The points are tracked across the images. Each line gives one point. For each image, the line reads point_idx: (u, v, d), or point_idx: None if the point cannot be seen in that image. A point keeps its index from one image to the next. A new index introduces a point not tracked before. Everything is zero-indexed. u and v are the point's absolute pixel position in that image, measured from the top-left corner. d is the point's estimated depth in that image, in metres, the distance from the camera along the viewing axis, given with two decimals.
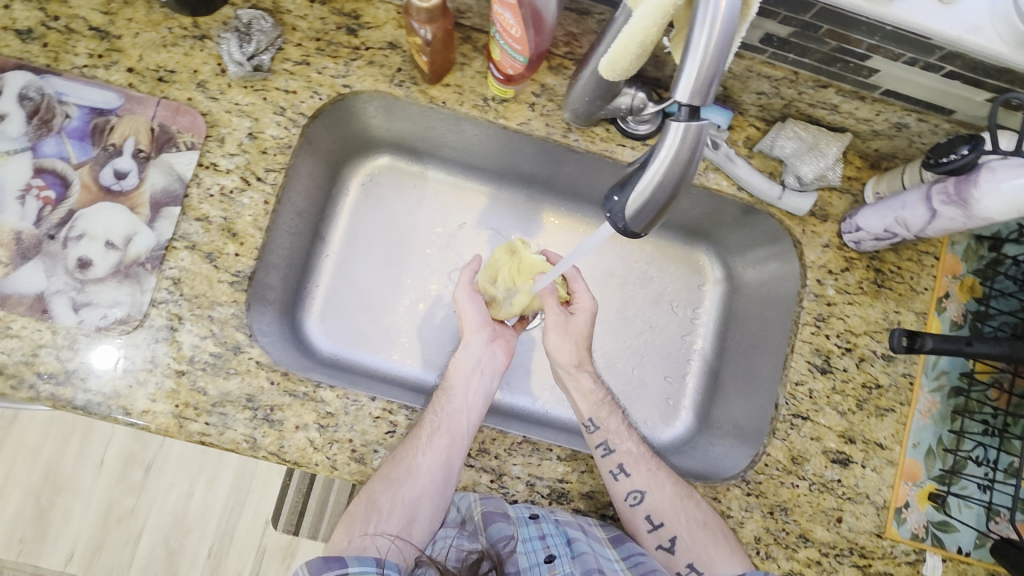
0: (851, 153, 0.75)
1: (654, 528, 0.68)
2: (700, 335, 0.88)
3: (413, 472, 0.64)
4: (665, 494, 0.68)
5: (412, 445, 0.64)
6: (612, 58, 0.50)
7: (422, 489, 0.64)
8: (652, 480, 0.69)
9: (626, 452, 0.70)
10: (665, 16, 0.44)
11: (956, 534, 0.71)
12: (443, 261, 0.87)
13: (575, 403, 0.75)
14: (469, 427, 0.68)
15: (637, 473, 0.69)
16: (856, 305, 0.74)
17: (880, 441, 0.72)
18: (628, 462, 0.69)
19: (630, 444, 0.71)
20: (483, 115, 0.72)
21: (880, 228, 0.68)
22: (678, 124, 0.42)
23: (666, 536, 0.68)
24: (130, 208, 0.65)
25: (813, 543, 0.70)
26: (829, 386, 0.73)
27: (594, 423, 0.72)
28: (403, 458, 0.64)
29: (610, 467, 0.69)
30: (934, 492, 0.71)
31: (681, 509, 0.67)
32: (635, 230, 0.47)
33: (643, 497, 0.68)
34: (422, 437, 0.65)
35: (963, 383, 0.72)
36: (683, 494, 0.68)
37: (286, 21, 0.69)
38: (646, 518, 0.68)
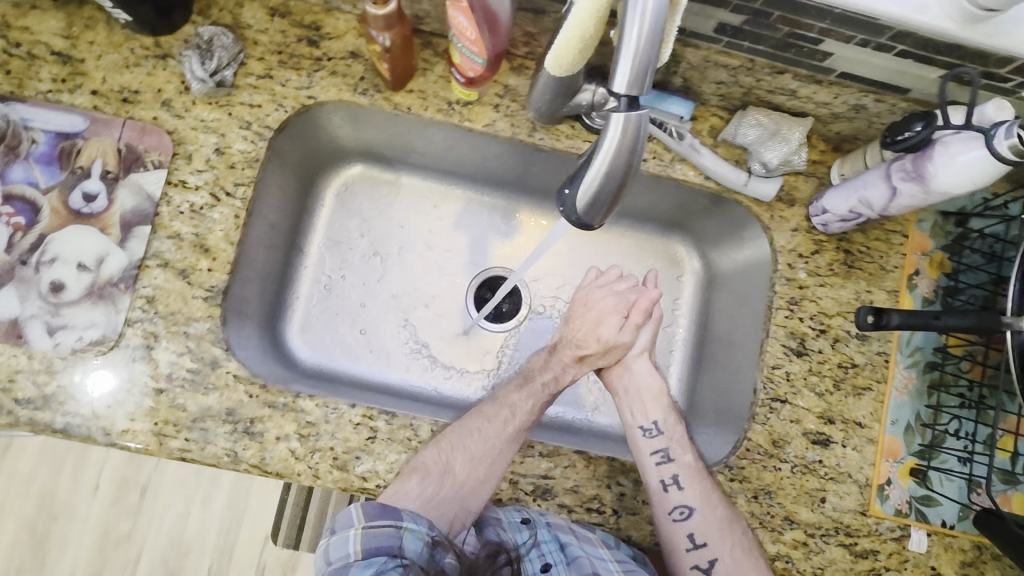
0: (814, 136, 0.76)
1: (695, 547, 0.68)
2: (681, 325, 0.88)
3: (494, 450, 0.66)
4: (716, 514, 0.68)
5: (497, 427, 0.68)
6: (556, 55, 0.51)
7: (494, 465, 0.66)
8: (705, 498, 0.68)
9: (685, 465, 0.70)
10: (602, 9, 0.45)
11: (940, 507, 0.71)
12: (424, 267, 0.87)
13: (641, 399, 0.75)
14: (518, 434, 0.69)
15: (692, 489, 0.69)
16: (827, 287, 0.75)
17: (859, 420, 0.73)
18: (684, 475, 0.70)
19: (690, 457, 0.71)
20: (448, 119, 0.72)
21: (845, 209, 0.69)
22: (617, 116, 0.42)
23: (705, 557, 0.68)
24: (100, 230, 0.65)
25: (798, 524, 0.70)
26: (805, 368, 0.73)
27: (657, 428, 0.74)
28: (485, 435, 0.67)
29: (664, 476, 0.69)
30: (915, 467, 0.72)
31: (727, 533, 0.67)
32: (590, 223, 0.47)
33: (689, 515, 0.68)
34: (506, 422, 0.69)
35: (937, 357, 0.73)
36: (733, 518, 0.68)
37: (247, 36, 0.70)
38: (687, 536, 0.68)
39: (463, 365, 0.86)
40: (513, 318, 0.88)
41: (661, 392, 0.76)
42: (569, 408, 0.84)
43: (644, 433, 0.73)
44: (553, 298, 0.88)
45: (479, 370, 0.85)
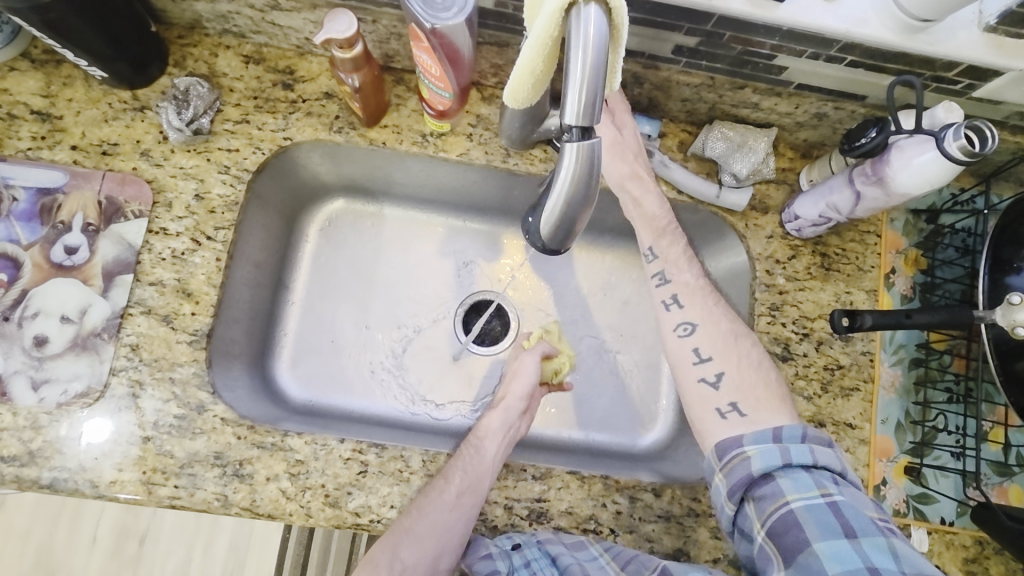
0: (781, 146, 0.78)
1: (701, 361, 0.66)
2: None
3: (441, 527, 0.62)
4: (721, 329, 0.66)
5: (439, 501, 0.63)
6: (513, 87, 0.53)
7: (446, 542, 0.63)
8: (706, 314, 0.67)
9: (683, 283, 0.69)
10: (550, 44, 0.47)
11: (937, 505, 0.71)
12: (404, 301, 0.88)
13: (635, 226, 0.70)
14: (467, 507, 0.64)
15: (692, 305, 0.68)
16: (806, 291, 0.76)
17: (850, 422, 0.73)
18: (683, 294, 0.68)
19: (688, 276, 0.69)
20: (423, 151, 0.74)
21: (815, 214, 0.70)
22: (570, 146, 0.42)
23: (712, 371, 0.65)
24: (83, 281, 0.66)
25: None
26: (792, 372, 0.74)
27: (654, 252, 0.69)
28: (429, 512, 0.62)
29: (664, 297, 0.69)
30: (909, 465, 0.72)
31: (733, 349, 0.65)
32: (558, 248, 0.48)
33: (692, 330, 0.67)
34: (450, 493, 0.63)
35: (921, 354, 0.74)
36: (738, 333, 0.66)
37: (222, 83, 0.72)
38: (692, 351, 0.66)
39: (453, 391, 0.85)
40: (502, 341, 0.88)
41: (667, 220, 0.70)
42: (564, 428, 0.84)
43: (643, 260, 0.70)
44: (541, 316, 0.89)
45: (471, 396, 0.85)
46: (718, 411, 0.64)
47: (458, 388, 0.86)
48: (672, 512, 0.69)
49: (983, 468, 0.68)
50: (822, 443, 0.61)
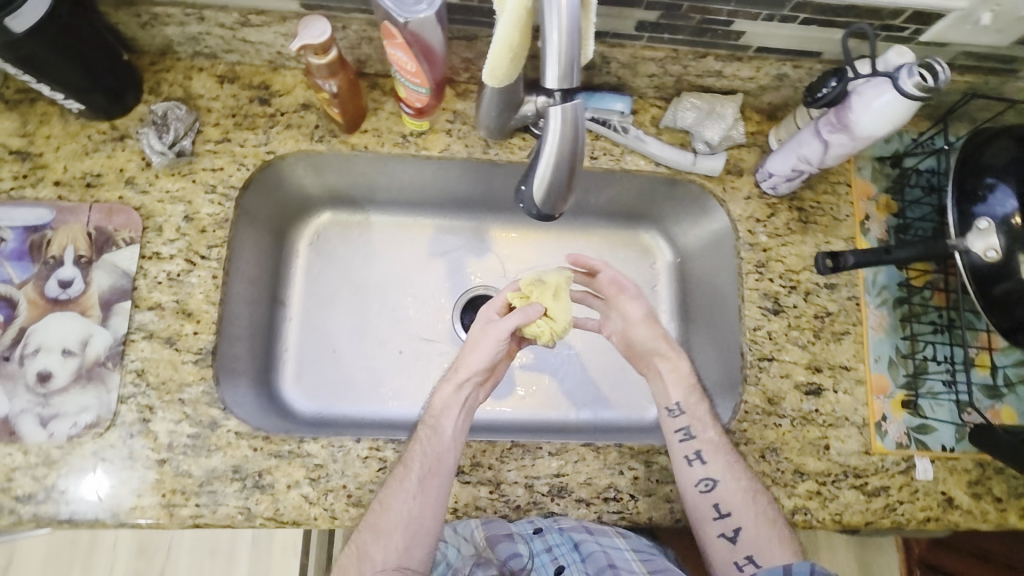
0: (748, 110, 0.81)
1: (721, 516, 0.70)
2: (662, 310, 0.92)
3: (406, 516, 0.63)
4: (740, 485, 0.69)
5: (401, 490, 0.63)
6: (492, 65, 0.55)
7: (414, 531, 0.63)
8: (727, 470, 0.70)
9: (706, 441, 0.71)
10: (524, 20, 0.49)
11: (937, 433, 0.74)
12: (379, 298, 0.88)
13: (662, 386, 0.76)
14: (427, 494, 0.64)
15: (715, 461, 0.70)
16: (788, 245, 0.78)
17: (845, 364, 0.76)
18: (707, 450, 0.70)
19: (713, 432, 0.72)
20: (405, 150, 0.76)
21: (788, 169, 0.73)
22: (556, 109, 0.45)
23: (731, 527, 0.70)
24: (81, 313, 0.66)
25: (809, 475, 0.72)
26: (785, 325, 0.76)
27: (678, 408, 0.74)
28: (391, 505, 0.63)
29: (687, 451, 0.71)
30: (905, 399, 0.75)
31: (752, 505, 0.69)
32: (550, 212, 0.50)
33: (713, 486, 0.69)
34: (412, 481, 0.64)
35: (903, 292, 0.77)
36: (757, 490, 0.69)
37: (199, 105, 0.73)
38: (713, 507, 0.69)
39: None
40: None
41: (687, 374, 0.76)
42: (573, 409, 0.85)
43: (668, 413, 0.74)
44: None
45: None
46: (734, 563, 0.70)
47: None
48: None
49: (974, 391, 0.71)
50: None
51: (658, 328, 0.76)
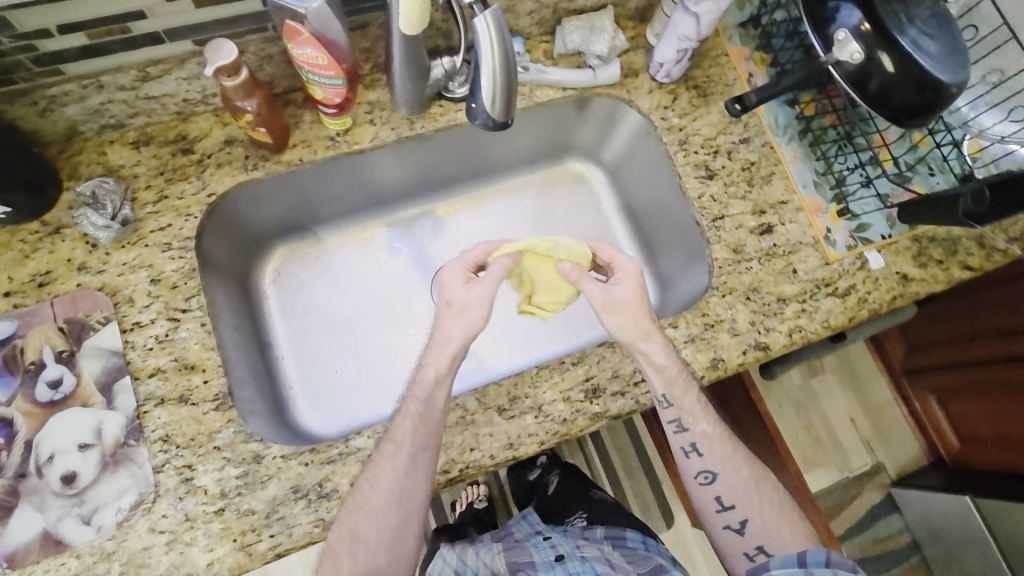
0: (622, 19, 0.90)
1: (725, 508, 0.77)
2: (615, 226, 1.01)
3: (393, 496, 0.64)
4: (740, 477, 0.77)
5: (391, 468, 0.64)
6: (406, 14, 0.61)
7: (404, 507, 0.65)
8: (725, 461, 0.77)
9: (698, 432, 0.76)
10: None
11: (874, 227, 0.85)
12: (341, 320, 0.91)
13: (647, 373, 0.72)
14: (415, 464, 0.64)
15: (710, 454, 0.77)
16: (699, 119, 0.88)
17: (782, 199, 0.86)
18: (700, 443, 0.77)
19: (704, 424, 0.76)
20: (338, 151, 0.79)
21: (674, 52, 0.82)
22: (481, 23, 0.56)
23: (736, 519, 0.76)
24: (83, 405, 0.64)
25: (790, 299, 0.81)
26: (722, 185, 0.86)
27: (666, 399, 0.72)
28: (380, 480, 0.64)
29: (684, 444, 0.78)
30: (839, 209, 0.85)
31: (754, 495, 0.76)
32: (501, 116, 0.62)
33: (713, 479, 0.77)
34: (403, 457, 0.64)
35: (802, 124, 0.89)
36: (757, 480, 0.77)
37: (125, 174, 0.73)
38: (716, 499, 0.77)
39: None
40: None
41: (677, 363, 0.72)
42: (575, 335, 0.90)
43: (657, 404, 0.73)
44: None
45: None
46: (745, 554, 0.76)
47: None
48: (693, 334, 0.78)
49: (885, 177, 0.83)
50: (846, 570, 0.66)
51: (640, 316, 0.72)
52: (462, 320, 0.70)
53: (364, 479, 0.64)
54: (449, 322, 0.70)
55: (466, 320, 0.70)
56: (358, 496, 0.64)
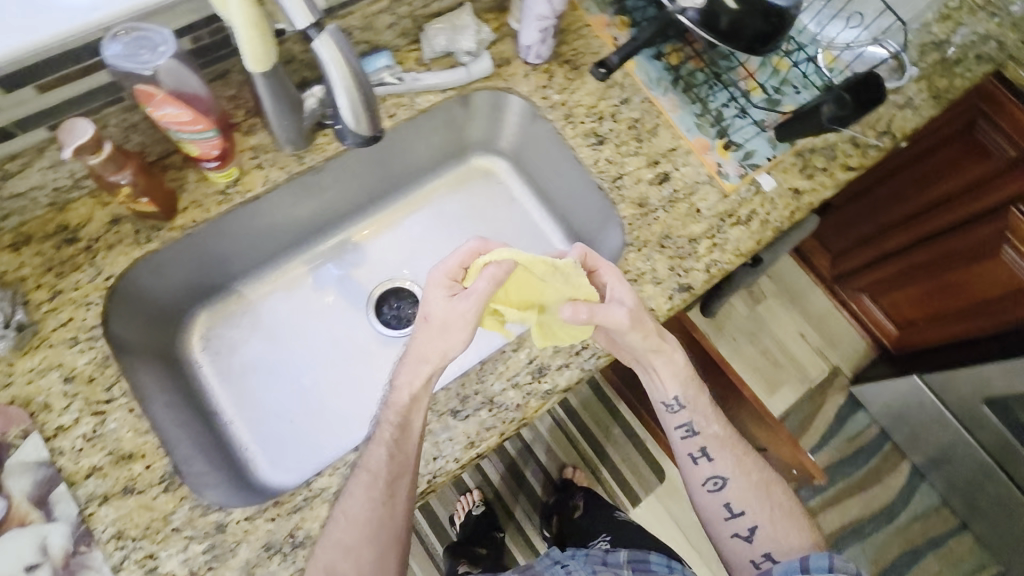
0: (482, 13, 0.92)
1: (733, 516, 0.81)
2: (528, 210, 1.05)
3: (372, 526, 0.65)
4: (750, 481, 0.82)
5: (368, 498, 0.65)
6: (250, 53, 0.63)
7: (379, 531, 0.66)
8: (735, 467, 0.83)
9: (709, 436, 0.83)
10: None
11: (758, 152, 0.91)
12: (296, 368, 0.92)
13: (659, 377, 0.82)
14: (390, 489, 0.66)
15: (719, 460, 0.83)
16: (577, 90, 0.92)
17: (671, 147, 0.90)
18: (711, 447, 0.83)
19: (716, 428, 0.84)
20: (232, 202, 0.77)
21: (537, 33, 0.85)
22: (319, 45, 0.59)
23: (745, 526, 0.81)
24: (20, 525, 0.61)
25: (701, 237, 0.85)
26: (613, 147, 0.89)
27: (676, 403, 0.83)
28: (353, 509, 0.65)
29: (694, 449, 0.84)
30: (724, 143, 0.91)
31: (764, 501, 0.81)
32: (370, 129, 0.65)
33: (722, 486, 0.82)
34: (379, 487, 0.65)
35: (673, 74, 0.94)
36: (768, 485, 0.83)
37: (10, 279, 0.69)
38: (725, 506, 0.82)
39: None
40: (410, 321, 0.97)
41: (682, 368, 0.82)
42: None
43: (667, 408, 0.83)
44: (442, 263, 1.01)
45: None
46: (752, 561, 0.80)
47: None
48: None
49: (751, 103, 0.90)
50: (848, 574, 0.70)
51: (647, 324, 0.74)
52: (438, 338, 0.67)
53: (339, 514, 0.65)
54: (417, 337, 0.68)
55: (439, 338, 0.67)
56: (330, 530, 0.64)
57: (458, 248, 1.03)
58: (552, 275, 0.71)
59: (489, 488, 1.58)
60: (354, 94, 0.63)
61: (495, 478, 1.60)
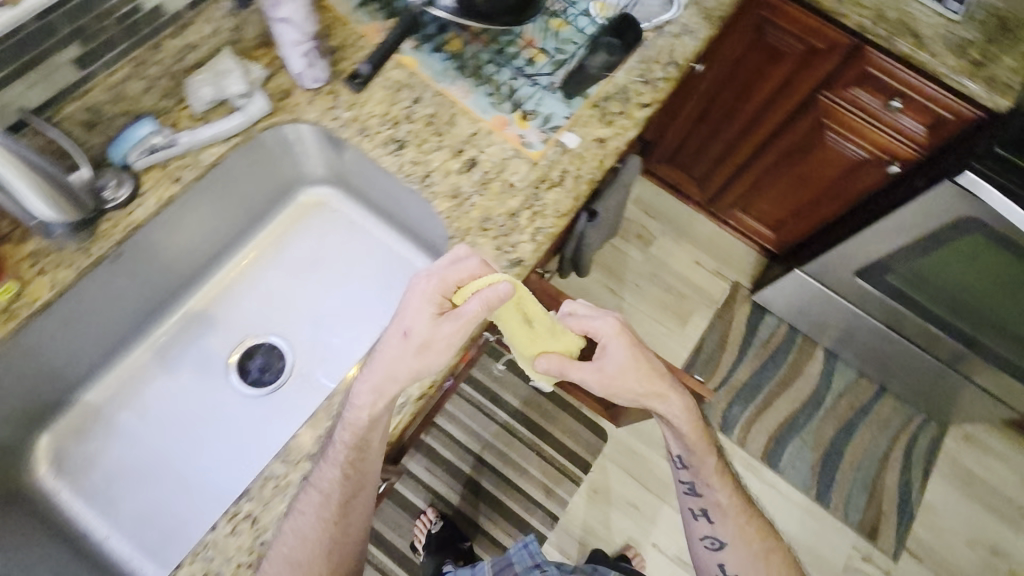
0: (248, 51, 0.90)
1: (726, 572, 0.96)
2: (366, 225, 1.04)
3: (318, 543, 0.71)
4: (747, 551, 0.94)
5: (316, 513, 0.70)
6: None
7: (320, 546, 0.72)
8: (733, 534, 0.95)
9: (712, 502, 0.97)
10: None
11: (555, 113, 0.94)
12: (189, 430, 0.90)
13: (673, 441, 0.96)
14: (332, 502, 0.72)
15: (721, 526, 0.96)
16: (365, 102, 0.91)
17: (471, 131, 0.91)
18: (712, 510, 0.97)
19: (720, 497, 0.97)
20: (18, 318, 0.73)
21: (301, 57, 0.85)
22: None
23: None
24: None
25: (520, 210, 0.87)
26: (415, 147, 0.89)
27: (682, 462, 0.97)
28: (300, 527, 0.69)
29: (697, 507, 0.99)
30: (520, 115, 0.93)
31: (755, 562, 0.93)
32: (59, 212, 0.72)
33: (719, 546, 0.96)
34: (327, 507, 0.72)
35: (456, 61, 0.95)
36: (767, 552, 0.94)
37: None
38: (718, 563, 0.96)
39: (294, 408, 0.93)
40: (279, 371, 0.95)
41: (692, 422, 0.93)
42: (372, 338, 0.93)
43: (676, 464, 0.98)
44: (300, 290, 1.00)
45: (291, 398, 0.93)
46: None
47: (298, 404, 0.93)
48: None
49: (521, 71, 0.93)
50: None
51: (638, 374, 0.85)
52: (416, 358, 0.70)
53: (287, 529, 0.69)
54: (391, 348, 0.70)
55: (412, 359, 0.70)
56: (280, 543, 0.68)
57: (307, 282, 1.01)
58: (532, 319, 0.83)
59: (446, 503, 1.58)
60: (28, 179, 0.67)
61: (447, 492, 1.59)
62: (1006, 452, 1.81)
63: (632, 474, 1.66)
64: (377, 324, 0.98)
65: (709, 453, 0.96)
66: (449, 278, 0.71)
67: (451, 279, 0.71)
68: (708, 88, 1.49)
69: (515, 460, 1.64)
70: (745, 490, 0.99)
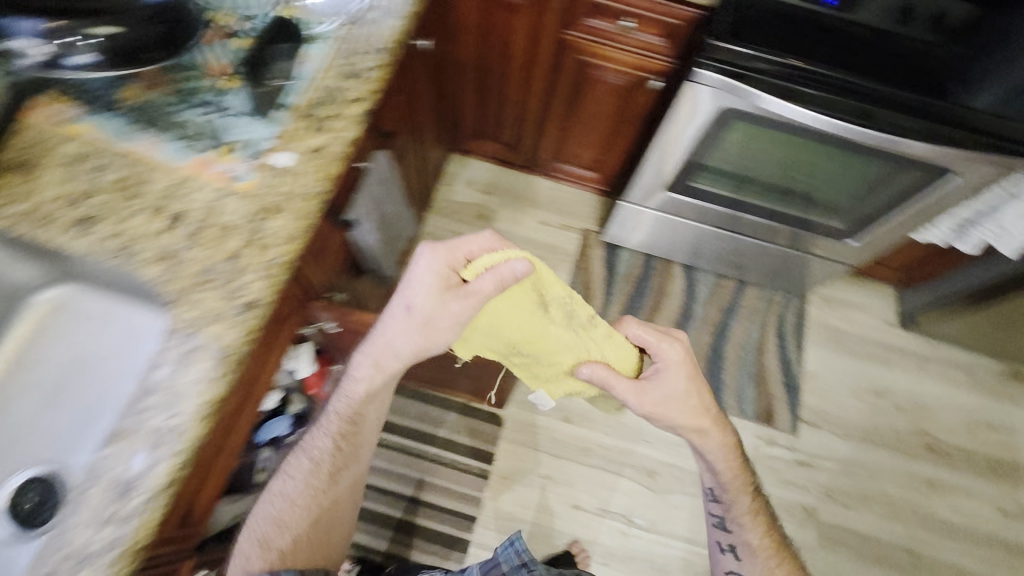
0: None
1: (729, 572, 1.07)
2: (81, 306, 0.90)
3: (308, 504, 0.96)
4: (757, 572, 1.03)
5: (313, 477, 0.97)
6: None
7: (310, 506, 0.97)
8: (752, 566, 1.04)
9: (744, 543, 1.05)
10: None
11: (259, 136, 0.88)
12: None
13: (705, 471, 1.07)
14: (324, 462, 0.97)
15: (745, 562, 1.05)
16: (38, 188, 0.81)
17: (169, 184, 0.84)
18: (741, 548, 1.05)
19: (750, 538, 1.05)
20: None
21: None
22: None
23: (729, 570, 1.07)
24: None
25: (241, 248, 0.80)
26: (106, 219, 0.81)
27: (715, 496, 1.07)
28: (294, 481, 0.97)
29: (723, 539, 1.08)
30: (221, 149, 0.86)
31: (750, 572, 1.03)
32: None
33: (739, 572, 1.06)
34: (322, 472, 0.97)
35: (136, 113, 0.87)
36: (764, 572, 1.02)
37: None
38: (726, 567, 1.07)
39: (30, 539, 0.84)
40: (21, 501, 0.84)
41: (727, 440, 1.04)
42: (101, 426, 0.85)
43: (710, 501, 1.09)
44: (19, 405, 0.87)
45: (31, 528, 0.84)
46: None
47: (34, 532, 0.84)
48: (182, 352, 0.74)
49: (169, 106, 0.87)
50: None
51: (689, 398, 1.00)
52: (410, 327, 0.92)
53: (285, 474, 0.98)
54: (392, 323, 0.94)
55: (415, 335, 0.93)
56: (278, 488, 0.97)
57: (25, 394, 0.87)
58: (549, 305, 0.97)
59: (359, 547, 1.53)
60: None
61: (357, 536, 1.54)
62: (865, 301, 1.92)
63: (534, 446, 1.66)
64: (111, 414, 0.88)
65: (742, 495, 1.05)
66: (462, 255, 0.94)
67: (456, 262, 0.93)
68: (466, 55, 1.47)
69: (418, 478, 1.60)
70: (789, 547, 1.05)
